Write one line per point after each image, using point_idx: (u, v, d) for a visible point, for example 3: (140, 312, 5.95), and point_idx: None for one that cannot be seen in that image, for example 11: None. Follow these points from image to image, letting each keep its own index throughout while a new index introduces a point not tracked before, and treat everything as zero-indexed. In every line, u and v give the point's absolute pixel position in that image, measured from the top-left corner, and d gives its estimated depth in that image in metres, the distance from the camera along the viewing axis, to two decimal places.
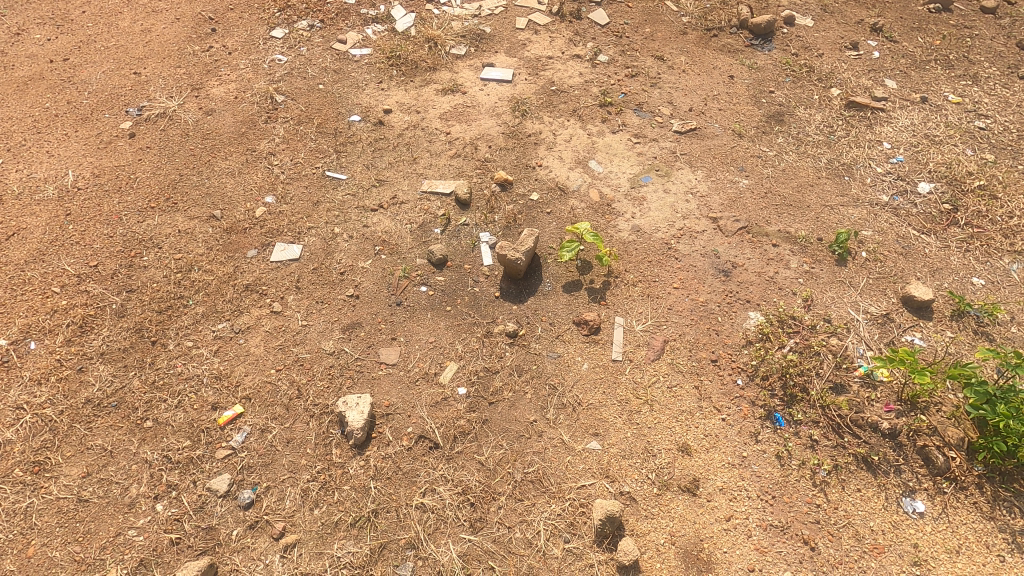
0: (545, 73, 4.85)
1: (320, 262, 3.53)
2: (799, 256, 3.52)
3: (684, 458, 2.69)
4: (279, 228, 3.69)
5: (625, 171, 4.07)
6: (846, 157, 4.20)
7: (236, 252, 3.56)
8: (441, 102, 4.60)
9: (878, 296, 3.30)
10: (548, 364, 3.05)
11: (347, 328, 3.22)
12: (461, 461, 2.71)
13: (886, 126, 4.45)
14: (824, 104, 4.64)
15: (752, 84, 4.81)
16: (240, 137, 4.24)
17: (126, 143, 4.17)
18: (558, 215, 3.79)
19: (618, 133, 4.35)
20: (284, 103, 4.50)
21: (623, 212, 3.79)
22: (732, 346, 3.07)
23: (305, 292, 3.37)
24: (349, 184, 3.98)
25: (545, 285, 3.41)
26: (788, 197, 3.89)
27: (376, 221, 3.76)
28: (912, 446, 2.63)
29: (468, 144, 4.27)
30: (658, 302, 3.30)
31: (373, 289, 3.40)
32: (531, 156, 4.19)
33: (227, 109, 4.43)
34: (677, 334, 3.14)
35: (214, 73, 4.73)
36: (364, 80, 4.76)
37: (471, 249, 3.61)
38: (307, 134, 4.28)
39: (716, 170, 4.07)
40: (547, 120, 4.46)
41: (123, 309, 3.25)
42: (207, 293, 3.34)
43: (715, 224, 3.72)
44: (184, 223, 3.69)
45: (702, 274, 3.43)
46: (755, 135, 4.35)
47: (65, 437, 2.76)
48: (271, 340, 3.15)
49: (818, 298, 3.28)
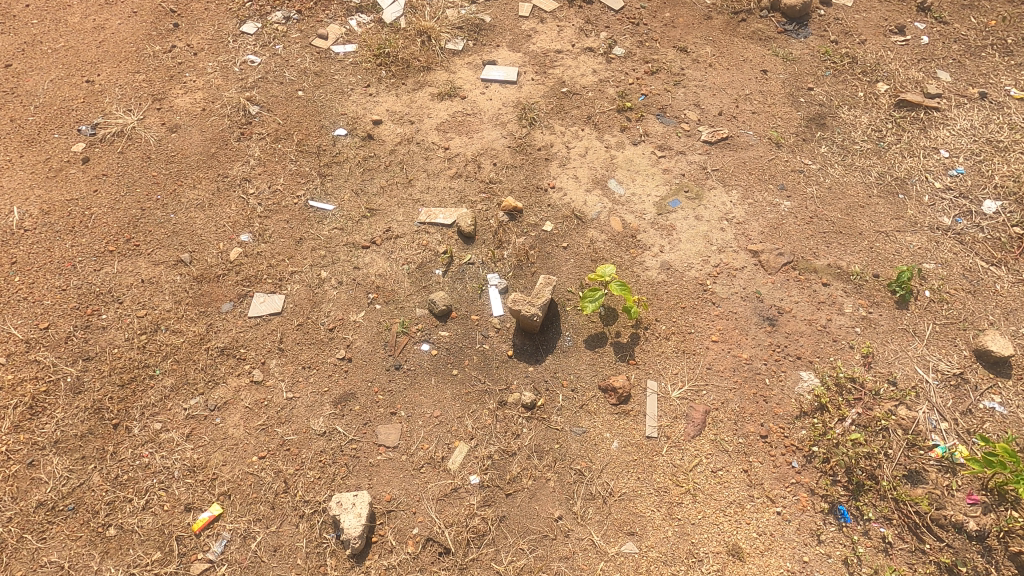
0: (554, 71, 4.29)
1: (305, 315, 3.07)
2: (854, 297, 3.08)
3: (736, 564, 2.33)
4: (256, 274, 3.21)
5: (650, 193, 3.57)
6: (899, 170, 3.70)
7: (208, 306, 3.09)
8: (437, 109, 4.06)
9: (947, 349, 2.88)
10: (573, 443, 2.66)
11: (339, 401, 2.80)
12: (476, 572, 2.35)
13: (942, 129, 3.94)
14: (871, 103, 4.11)
15: (789, 79, 4.26)
16: (209, 159, 3.71)
17: (79, 170, 3.62)
18: (576, 250, 3.32)
19: (640, 144, 3.83)
20: (259, 115, 3.95)
21: (650, 245, 3.32)
22: (783, 417, 2.68)
23: (289, 355, 2.93)
24: (336, 216, 3.49)
25: (565, 340, 2.98)
26: (837, 222, 3.42)
27: (368, 262, 3.30)
28: (1004, 550, 2.26)
29: (469, 161, 3.76)
30: (696, 359, 2.88)
31: (367, 349, 2.96)
32: (542, 175, 3.69)
33: (194, 125, 3.89)
34: (719, 402, 2.74)
35: (178, 79, 4.15)
36: (349, 84, 4.20)
37: (478, 295, 3.16)
38: (286, 154, 3.75)
39: (753, 189, 3.58)
40: (559, 129, 3.93)
41: (80, 383, 2.81)
42: (177, 360, 2.89)
43: (756, 258, 3.25)
44: (148, 270, 3.20)
45: (744, 323, 3.00)
46: (794, 144, 3.84)
47: (15, 552, 2.38)
48: (251, 418, 2.74)
49: (879, 352, 2.86)
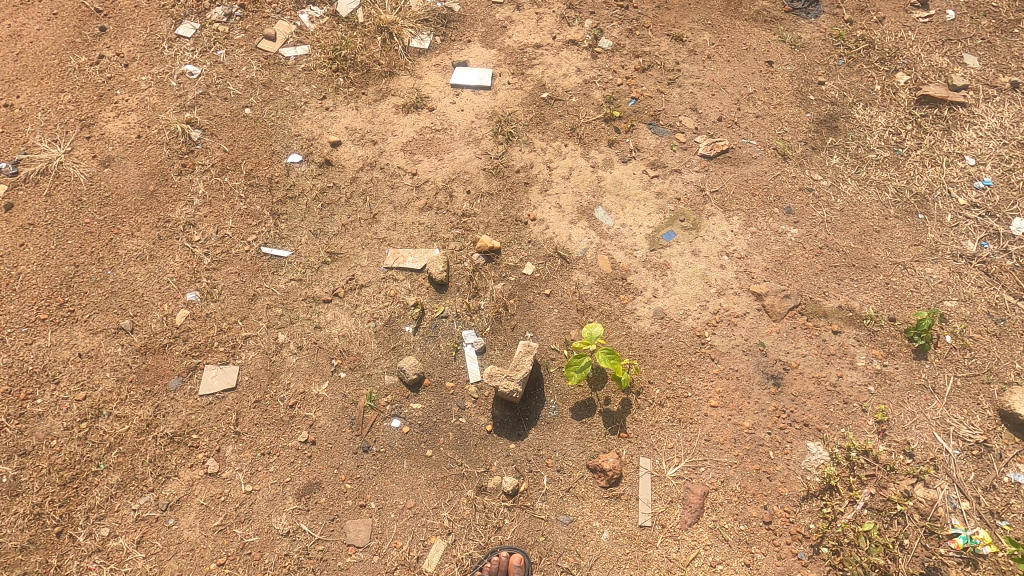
0: (533, 71, 3.80)
1: (263, 390, 2.78)
2: (866, 346, 2.79)
3: None
4: (206, 342, 2.89)
5: (641, 224, 3.20)
6: (918, 184, 3.32)
7: (154, 383, 2.79)
8: (402, 124, 3.61)
9: (969, 408, 2.61)
10: (559, 535, 2.45)
11: (302, 493, 2.56)
12: None
13: (968, 129, 3.51)
14: (889, 99, 3.66)
15: (797, 72, 3.78)
16: (148, 199, 3.31)
17: (3, 219, 3.23)
18: (560, 298, 2.99)
19: (630, 162, 3.42)
20: (201, 140, 3.51)
21: (642, 289, 2.99)
22: (788, 499, 2.45)
23: (246, 441, 2.67)
24: (293, 264, 3.13)
25: (549, 409, 2.71)
26: (850, 253, 3.08)
27: (330, 319, 2.97)
28: None
29: (440, 189, 3.36)
30: (693, 430, 2.62)
31: (332, 429, 2.70)
32: (521, 203, 3.30)
33: (129, 156, 3.45)
34: (719, 481, 2.51)
35: (109, 98, 3.67)
36: (302, 96, 3.73)
37: (453, 358, 2.86)
38: (233, 189, 3.35)
39: (756, 214, 3.21)
40: (539, 144, 3.50)
41: (17, 484, 2.56)
42: (123, 451, 2.63)
43: (760, 301, 2.93)
44: (85, 341, 2.88)
45: (746, 383, 2.72)
46: (802, 155, 3.43)
47: None
48: (207, 518, 2.51)
49: (894, 416, 2.60)
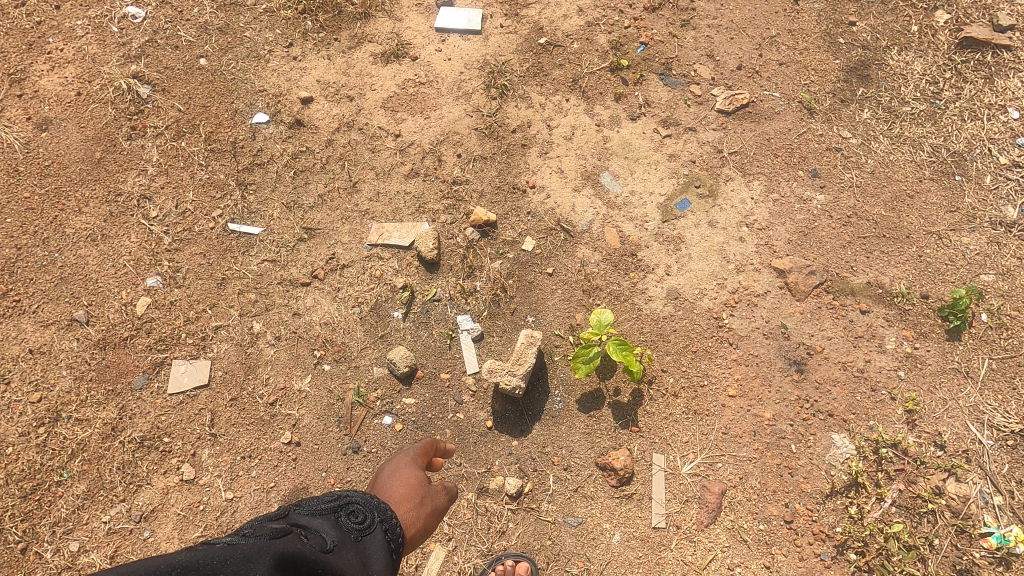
0: (528, 11, 3.34)
1: (239, 387, 2.53)
2: (896, 327, 2.57)
3: None
4: (173, 334, 2.61)
5: (652, 191, 2.88)
6: (956, 141, 3.01)
7: (116, 382, 2.52)
8: (382, 76, 3.18)
9: (1005, 395, 2.43)
10: (567, 538, 2.30)
11: (289, 500, 2.38)
12: None
13: (1014, 76, 3.14)
14: (927, 41, 3.27)
15: (825, 11, 3.35)
16: (95, 168, 2.91)
17: None
18: (563, 277, 2.71)
19: (640, 119, 3.05)
20: (152, 98, 3.07)
21: (654, 266, 2.71)
22: (811, 496, 2.31)
23: (224, 443, 2.45)
24: (265, 242, 2.80)
25: (554, 402, 2.49)
26: (881, 221, 2.80)
27: (309, 305, 2.68)
28: None
29: (427, 153, 2.99)
30: (710, 422, 2.43)
31: (318, 428, 2.47)
32: (519, 168, 2.94)
33: (69, 117, 3.02)
34: (738, 478, 2.35)
35: (40, 48, 3.18)
36: (265, 44, 3.26)
37: (448, 347, 2.60)
38: (192, 156, 2.95)
39: (779, 178, 2.90)
40: (537, 99, 3.11)
41: None
42: (88, 459, 2.40)
43: (783, 279, 2.67)
44: (35, 336, 2.58)
45: (767, 370, 2.50)
46: (830, 109, 3.08)
47: None
48: (187, 529, 2.33)
49: (925, 405, 2.42)
